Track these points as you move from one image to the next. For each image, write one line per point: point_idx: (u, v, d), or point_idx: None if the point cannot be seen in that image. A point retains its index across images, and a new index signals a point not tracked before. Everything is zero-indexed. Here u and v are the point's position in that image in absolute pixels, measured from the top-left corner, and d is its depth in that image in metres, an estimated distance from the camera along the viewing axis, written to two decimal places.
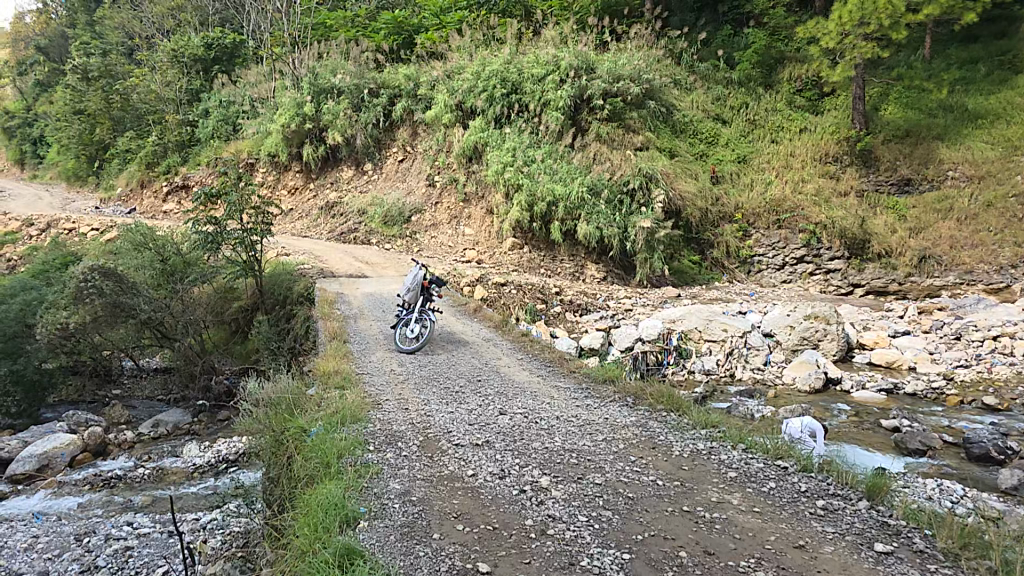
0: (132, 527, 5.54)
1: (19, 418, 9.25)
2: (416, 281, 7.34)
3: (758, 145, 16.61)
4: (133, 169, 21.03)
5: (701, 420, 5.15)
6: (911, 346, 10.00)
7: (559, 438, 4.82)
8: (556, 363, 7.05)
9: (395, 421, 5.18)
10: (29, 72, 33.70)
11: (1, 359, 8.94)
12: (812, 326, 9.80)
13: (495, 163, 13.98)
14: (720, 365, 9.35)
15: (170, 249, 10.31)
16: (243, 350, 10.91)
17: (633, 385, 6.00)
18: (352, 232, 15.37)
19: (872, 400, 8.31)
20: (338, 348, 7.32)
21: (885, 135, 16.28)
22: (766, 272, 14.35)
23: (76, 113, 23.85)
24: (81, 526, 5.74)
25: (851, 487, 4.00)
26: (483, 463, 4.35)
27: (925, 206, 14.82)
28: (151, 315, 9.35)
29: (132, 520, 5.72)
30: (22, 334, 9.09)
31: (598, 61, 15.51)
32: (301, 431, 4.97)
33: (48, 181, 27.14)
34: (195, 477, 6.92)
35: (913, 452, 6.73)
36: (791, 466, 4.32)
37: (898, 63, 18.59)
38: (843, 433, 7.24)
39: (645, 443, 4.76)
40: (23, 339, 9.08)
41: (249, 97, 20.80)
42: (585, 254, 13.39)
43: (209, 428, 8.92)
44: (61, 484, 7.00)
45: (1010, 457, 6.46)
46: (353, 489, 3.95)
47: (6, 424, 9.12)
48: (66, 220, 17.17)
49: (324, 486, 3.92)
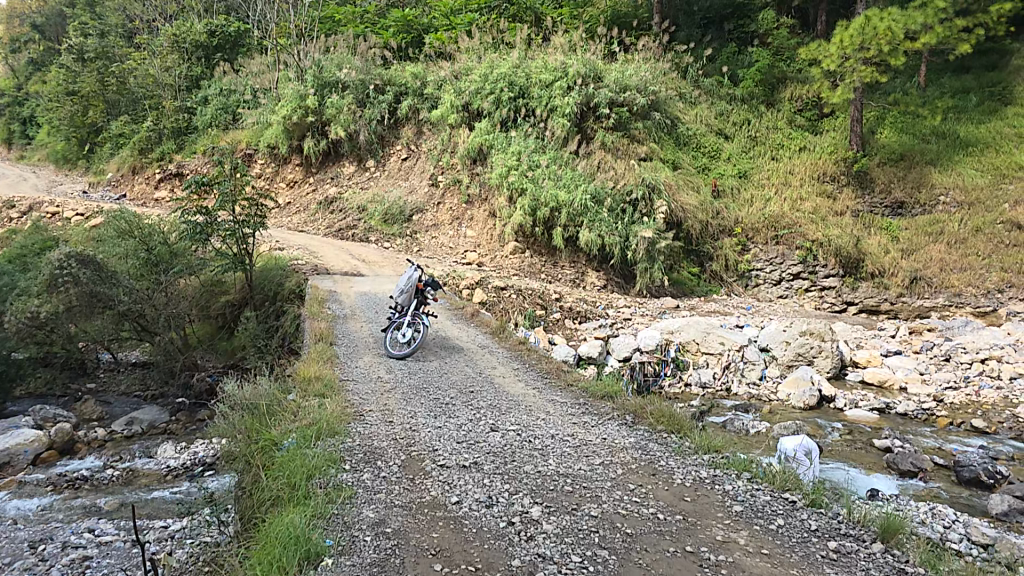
0: (93, 536, 5.31)
1: None
2: (411, 283, 7.14)
3: (758, 161, 16.42)
4: (126, 154, 20.63)
5: (704, 444, 4.92)
6: (902, 366, 9.75)
7: (552, 461, 4.57)
8: (552, 374, 6.81)
9: (377, 436, 4.94)
10: (23, 50, 33.28)
11: None
12: (807, 343, 9.58)
13: (499, 167, 13.80)
14: (717, 379, 9.12)
15: (156, 238, 9.98)
16: (229, 346, 10.51)
17: (632, 402, 5.78)
18: (349, 228, 15.14)
19: (864, 420, 8.10)
20: (324, 350, 7.08)
21: (880, 158, 16.13)
22: (763, 286, 14.13)
23: (70, 94, 23.42)
24: (38, 532, 5.48)
25: (863, 526, 3.79)
26: (468, 488, 4.10)
27: (917, 228, 14.68)
28: (129, 307, 9.17)
29: (93, 527, 5.51)
30: None
31: (605, 69, 15.33)
32: (273, 445, 4.77)
33: (38, 162, 26.66)
34: (166, 481, 6.72)
35: (905, 473, 6.54)
36: (799, 500, 4.10)
37: (894, 88, 18.47)
38: (835, 451, 7.06)
39: (644, 468, 4.53)
40: None
41: (251, 87, 20.47)
42: (585, 262, 13.15)
43: (186, 428, 8.65)
44: (22, 483, 6.79)
45: (999, 482, 6.28)
46: (320, 518, 3.70)
47: None
48: (50, 203, 16.82)
49: (288, 514, 3.67)
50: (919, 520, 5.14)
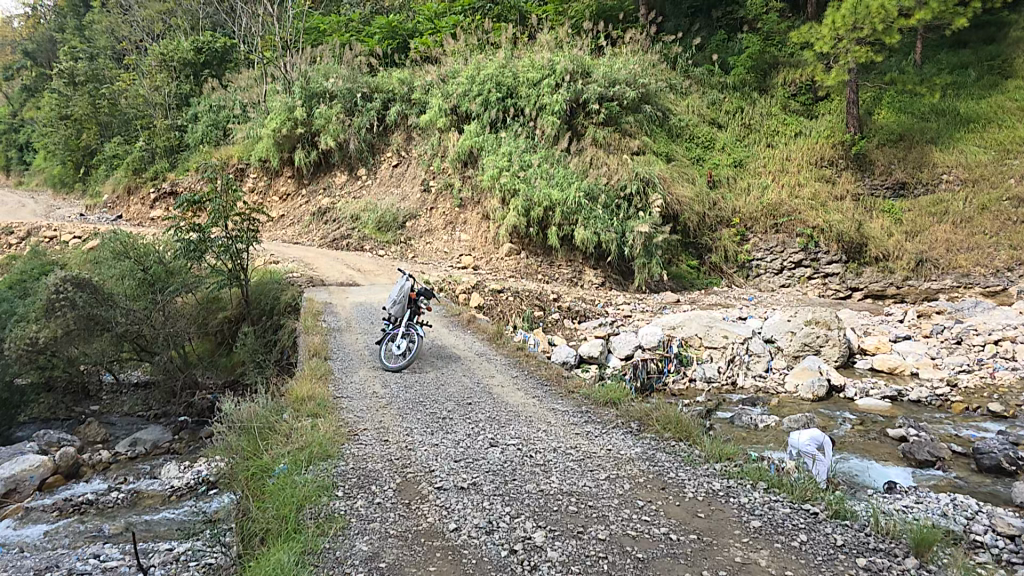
0: (99, 561, 5.16)
1: None
2: (403, 293, 6.92)
3: (753, 149, 16.19)
4: (120, 176, 20.41)
5: (715, 452, 4.71)
6: (912, 351, 9.53)
7: (555, 478, 4.35)
8: (553, 381, 6.59)
9: (372, 457, 4.71)
10: (16, 77, 33.22)
11: None
12: (813, 332, 9.33)
13: (490, 168, 13.55)
14: (722, 373, 8.88)
15: (153, 258, 9.77)
16: (230, 362, 10.37)
17: (638, 409, 5.55)
18: (343, 238, 14.92)
19: (877, 409, 7.85)
20: (318, 366, 6.88)
21: (879, 140, 15.89)
22: (765, 275, 13.89)
23: (63, 119, 23.27)
24: (44, 560, 5.39)
25: (892, 539, 3.57)
26: (466, 513, 3.87)
27: (920, 209, 14.47)
28: (127, 328, 8.95)
29: (99, 552, 5.40)
30: None
31: (593, 65, 15.09)
32: (266, 472, 4.58)
33: (36, 187, 26.45)
34: (171, 502, 6.61)
35: (922, 463, 6.29)
36: (820, 511, 3.87)
37: (890, 67, 18.22)
38: (847, 443, 6.82)
39: (652, 482, 4.31)
40: None
41: (240, 101, 20.26)
42: (582, 260, 12.93)
43: (189, 447, 8.54)
44: (28, 510, 6.73)
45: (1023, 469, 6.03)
46: (310, 554, 3.47)
47: None
48: (47, 228, 16.65)
49: (277, 551, 3.45)
50: (939, 513, 4.90)
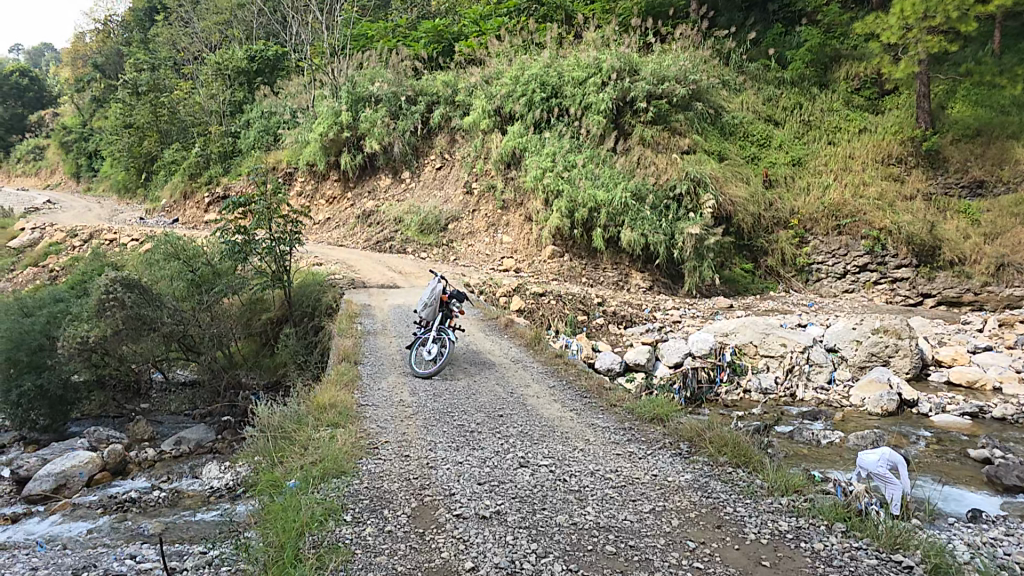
0: (134, 563, 4.88)
1: (45, 433, 9.02)
2: (434, 295, 6.53)
3: (813, 147, 15.30)
4: (177, 181, 20.88)
5: (781, 484, 4.12)
6: (994, 363, 8.63)
7: (591, 509, 3.86)
8: (593, 393, 6.07)
9: (388, 476, 4.31)
10: (87, 89, 34.48)
11: (27, 372, 8.62)
12: (881, 341, 8.52)
13: (535, 169, 13.13)
14: (779, 384, 8.20)
15: (201, 261, 9.73)
16: (271, 363, 10.19)
17: (688, 427, 5.01)
18: (387, 241, 14.70)
19: (954, 426, 7.08)
20: (346, 371, 6.55)
21: (953, 135, 14.69)
22: (825, 281, 13.12)
23: (126, 127, 23.96)
24: (82, 559, 5.15)
25: None
26: (486, 549, 3.42)
27: (1001, 209, 13.20)
28: (174, 328, 8.72)
29: (135, 553, 5.11)
30: (47, 347, 8.72)
31: (642, 62, 14.41)
32: (278, 487, 4.24)
33: (103, 193, 27.29)
34: (209, 503, 6.33)
35: (1010, 489, 5.49)
36: (917, 565, 3.24)
37: (963, 58, 16.91)
38: (923, 464, 6.08)
39: (706, 519, 3.78)
40: (48, 352, 8.70)
41: (290, 107, 20.41)
42: (629, 262, 12.34)
43: (231, 447, 8.33)
44: (75, 506, 6.63)
45: None
46: None
47: (31, 438, 8.91)
48: (107, 231, 17.08)
49: None
50: None
